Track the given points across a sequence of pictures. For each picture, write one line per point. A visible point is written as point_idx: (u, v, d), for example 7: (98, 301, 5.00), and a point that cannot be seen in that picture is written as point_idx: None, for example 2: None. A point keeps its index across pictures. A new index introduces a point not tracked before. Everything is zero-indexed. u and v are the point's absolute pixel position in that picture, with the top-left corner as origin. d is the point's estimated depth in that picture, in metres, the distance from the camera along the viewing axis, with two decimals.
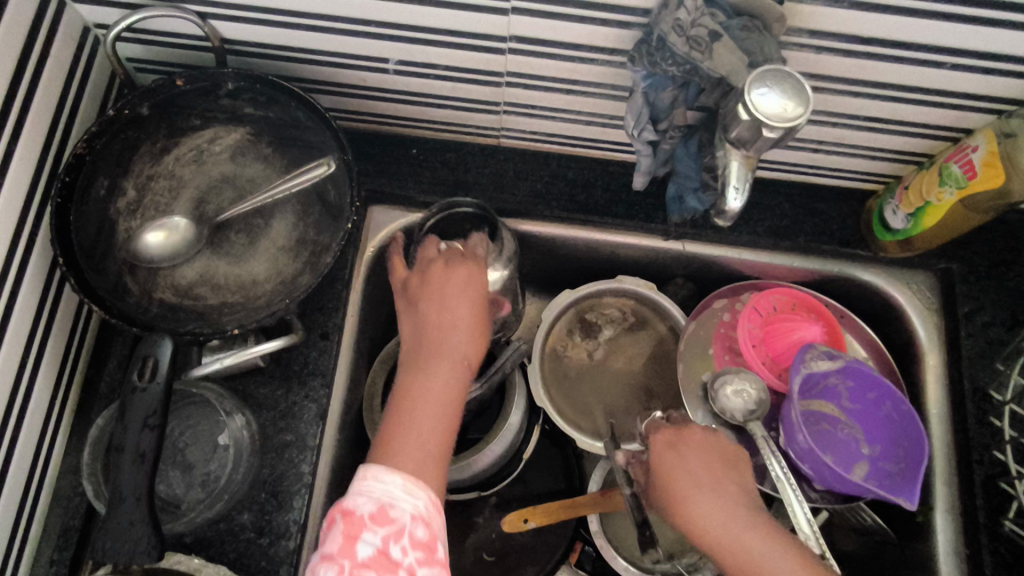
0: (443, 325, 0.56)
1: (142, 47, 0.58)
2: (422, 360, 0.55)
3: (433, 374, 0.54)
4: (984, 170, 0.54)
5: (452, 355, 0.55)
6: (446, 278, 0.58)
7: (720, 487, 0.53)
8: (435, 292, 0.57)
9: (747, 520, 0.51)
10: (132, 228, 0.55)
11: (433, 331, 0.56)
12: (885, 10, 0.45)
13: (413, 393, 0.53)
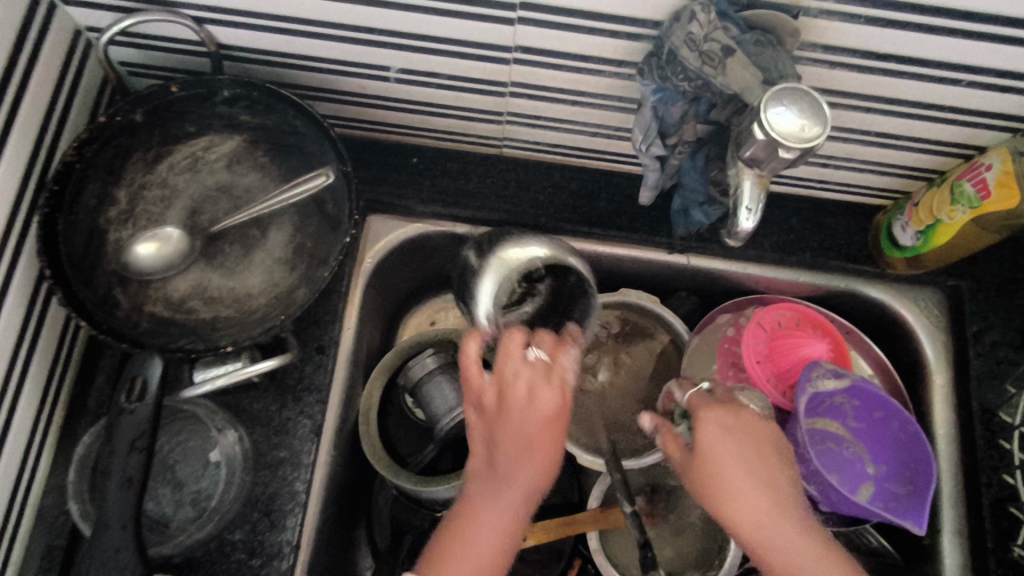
0: (519, 449, 0.52)
1: (136, 51, 0.57)
2: (491, 478, 0.52)
3: (502, 500, 0.52)
4: (998, 190, 0.53)
5: (525, 482, 0.52)
6: (532, 399, 0.52)
7: (767, 482, 0.50)
8: (513, 405, 0.52)
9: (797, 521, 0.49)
10: (123, 239, 0.53)
11: (506, 454, 0.52)
12: (904, 27, 0.43)
13: (477, 516, 0.52)
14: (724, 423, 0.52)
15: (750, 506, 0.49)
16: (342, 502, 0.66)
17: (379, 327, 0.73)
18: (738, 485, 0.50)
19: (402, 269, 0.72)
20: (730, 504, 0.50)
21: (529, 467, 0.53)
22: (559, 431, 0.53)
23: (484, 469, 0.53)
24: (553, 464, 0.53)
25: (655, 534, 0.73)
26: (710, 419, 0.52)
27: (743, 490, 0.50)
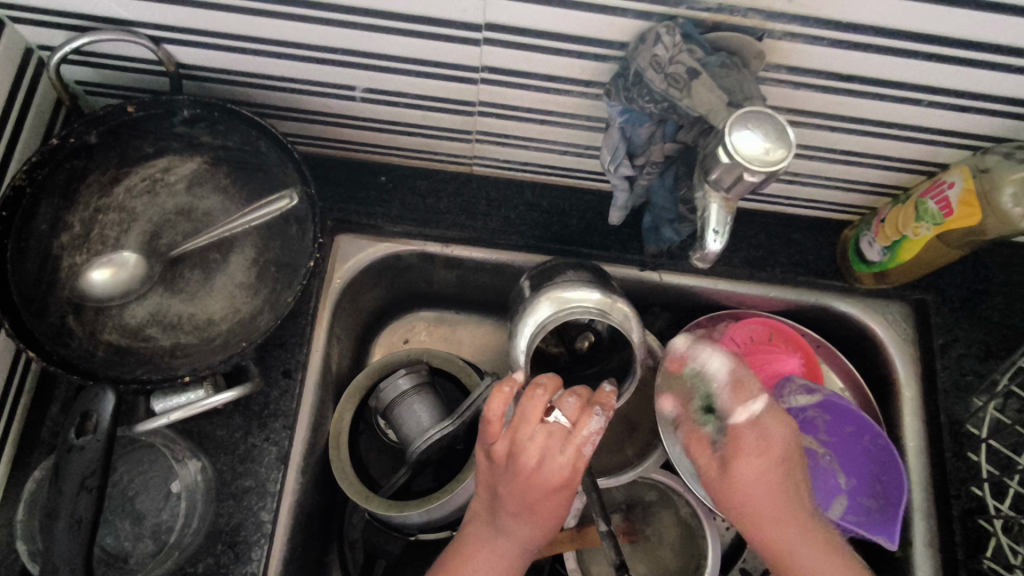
0: (525, 503, 0.51)
1: (91, 70, 0.55)
2: (493, 521, 0.53)
3: (497, 545, 0.52)
4: (960, 209, 0.53)
5: (521, 535, 0.52)
6: (543, 462, 0.50)
7: (786, 482, 0.54)
8: (524, 463, 0.50)
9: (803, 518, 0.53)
10: (77, 264, 0.51)
11: (510, 507, 0.52)
12: (865, 49, 0.44)
13: (473, 554, 0.53)
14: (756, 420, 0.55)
15: (769, 500, 0.53)
16: (313, 530, 0.64)
17: (350, 348, 0.72)
18: (760, 482, 0.53)
19: (373, 289, 0.71)
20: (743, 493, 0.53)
21: (532, 520, 0.51)
22: (565, 498, 0.52)
23: (489, 511, 0.53)
24: (554, 526, 0.53)
25: (631, 551, 0.73)
26: (738, 414, 0.56)
27: (761, 486, 0.53)
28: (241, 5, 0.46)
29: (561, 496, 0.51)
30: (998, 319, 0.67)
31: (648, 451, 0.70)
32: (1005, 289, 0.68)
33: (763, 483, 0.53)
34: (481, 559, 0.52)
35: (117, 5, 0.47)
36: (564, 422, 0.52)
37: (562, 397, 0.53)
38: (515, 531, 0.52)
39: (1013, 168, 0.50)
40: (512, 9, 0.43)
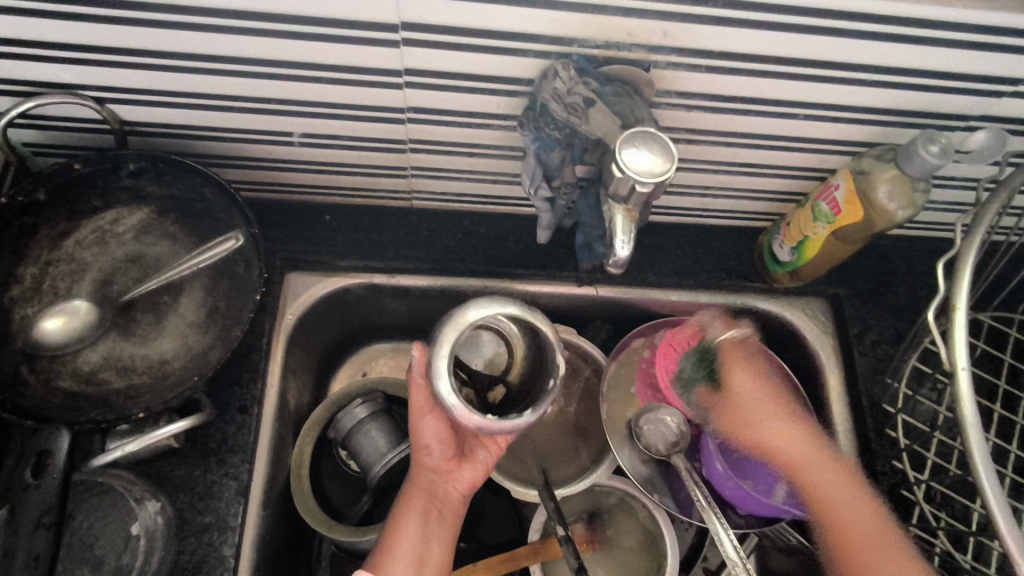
0: (431, 488, 0.60)
1: (38, 134, 0.58)
2: (404, 502, 0.59)
3: (408, 520, 0.57)
4: (846, 207, 0.59)
5: (421, 505, 0.58)
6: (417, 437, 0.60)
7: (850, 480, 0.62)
8: (425, 451, 0.61)
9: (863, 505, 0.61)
10: (29, 315, 0.53)
11: (421, 495, 0.59)
12: (737, 73, 0.50)
13: (392, 533, 0.57)
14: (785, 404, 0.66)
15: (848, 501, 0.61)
16: (278, 564, 0.65)
17: (307, 383, 0.74)
18: (831, 484, 0.61)
19: (325, 324, 0.73)
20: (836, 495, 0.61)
21: (442, 507, 0.59)
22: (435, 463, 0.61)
23: (406, 505, 0.58)
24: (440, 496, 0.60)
25: (592, 558, 0.73)
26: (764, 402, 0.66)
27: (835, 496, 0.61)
28: (180, 65, 0.50)
29: (462, 474, 0.61)
30: (904, 306, 0.74)
31: (603, 456, 0.73)
32: (907, 279, 0.75)
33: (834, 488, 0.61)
34: (397, 533, 0.56)
35: (61, 71, 0.51)
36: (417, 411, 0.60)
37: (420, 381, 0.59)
38: (414, 505, 0.58)
39: (885, 167, 0.57)
40: (426, 54, 0.48)
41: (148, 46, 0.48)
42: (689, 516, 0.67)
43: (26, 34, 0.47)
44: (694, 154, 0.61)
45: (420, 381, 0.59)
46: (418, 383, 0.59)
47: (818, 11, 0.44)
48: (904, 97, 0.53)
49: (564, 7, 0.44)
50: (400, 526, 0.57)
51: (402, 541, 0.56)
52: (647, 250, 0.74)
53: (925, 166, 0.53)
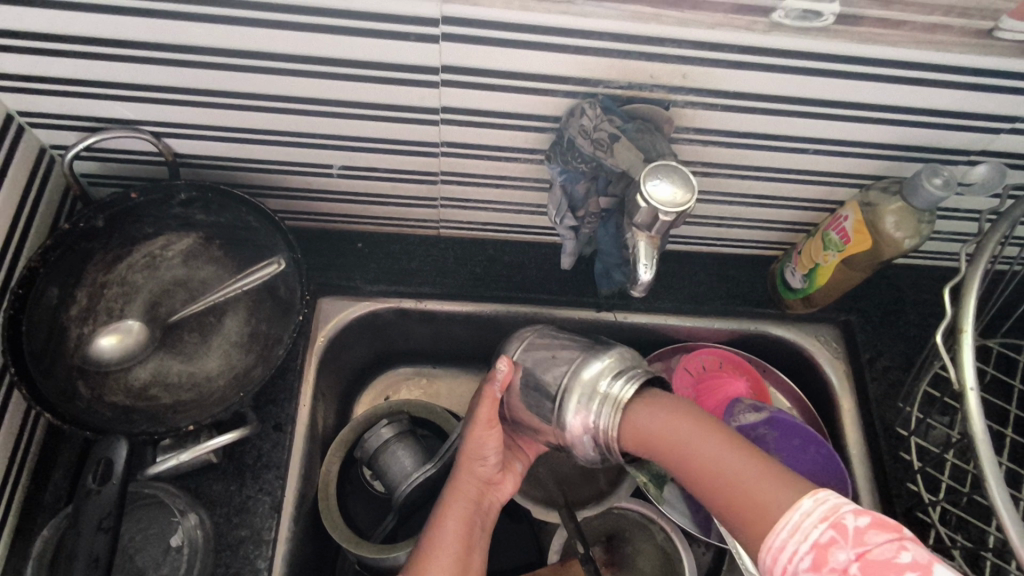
0: (479, 496, 0.59)
1: (96, 165, 0.63)
2: (446, 507, 0.57)
3: (448, 526, 0.56)
4: (855, 236, 0.62)
5: (461, 514, 0.57)
6: (478, 444, 0.58)
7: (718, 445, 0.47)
8: (479, 461, 0.59)
9: (740, 462, 0.46)
10: (84, 334, 0.56)
11: (467, 503, 0.58)
12: (751, 112, 0.54)
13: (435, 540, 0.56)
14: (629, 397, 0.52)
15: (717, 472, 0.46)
16: None
17: (335, 403, 0.76)
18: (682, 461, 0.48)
19: (354, 347, 0.76)
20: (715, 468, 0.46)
21: (483, 516, 0.59)
22: (485, 475, 0.59)
23: (449, 511, 0.57)
24: (481, 506, 0.58)
25: None
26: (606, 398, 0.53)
27: (715, 464, 0.46)
28: (237, 103, 0.54)
29: (502, 486, 0.61)
30: (914, 333, 0.76)
31: (620, 480, 0.74)
32: (916, 306, 0.77)
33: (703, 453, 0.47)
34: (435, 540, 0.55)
35: (125, 108, 0.56)
36: (480, 418, 0.58)
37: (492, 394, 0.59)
38: (455, 512, 0.57)
39: (892, 200, 0.60)
40: (462, 94, 0.53)
41: (207, 86, 0.53)
42: (709, 537, 0.69)
43: (98, 76, 0.52)
44: (710, 186, 0.65)
45: (497, 394, 0.59)
46: (496, 396, 0.59)
47: (826, 56, 0.47)
48: (908, 134, 0.56)
49: (592, 53, 0.48)
50: (442, 534, 0.56)
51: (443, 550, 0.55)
52: (664, 277, 0.77)
53: (930, 198, 0.56)
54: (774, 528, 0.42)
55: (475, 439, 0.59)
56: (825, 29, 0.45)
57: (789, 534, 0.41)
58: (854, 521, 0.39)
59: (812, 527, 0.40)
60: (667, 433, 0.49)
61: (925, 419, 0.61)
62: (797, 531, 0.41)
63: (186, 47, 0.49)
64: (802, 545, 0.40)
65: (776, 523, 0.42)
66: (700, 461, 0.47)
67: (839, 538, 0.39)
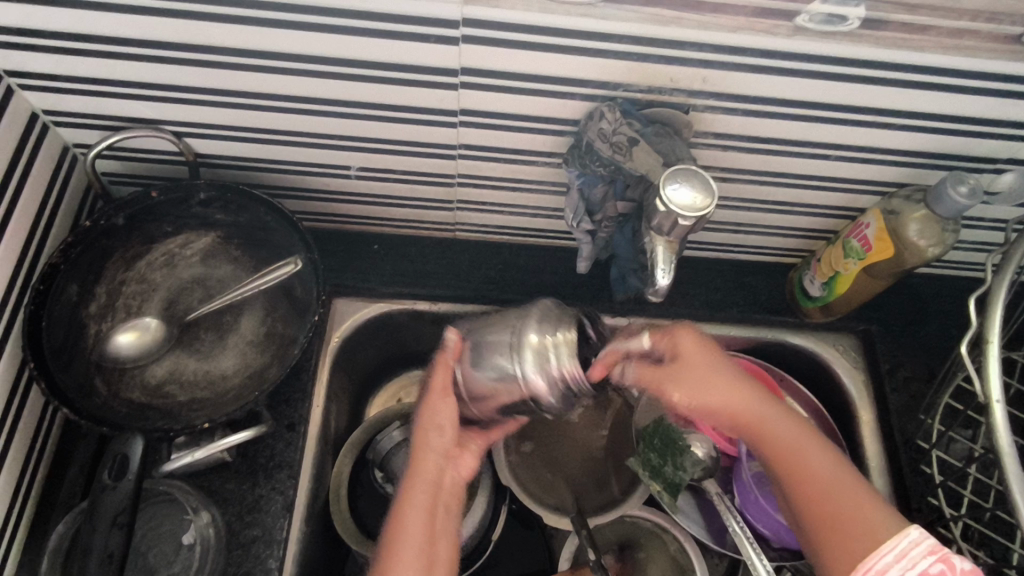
0: (437, 476, 0.55)
1: (118, 163, 0.64)
2: (410, 491, 0.53)
3: (414, 513, 0.52)
4: (877, 244, 0.61)
5: (422, 500, 0.53)
6: (432, 414, 0.56)
7: (822, 457, 0.53)
8: (437, 433, 0.56)
9: (840, 478, 0.52)
10: (103, 330, 0.57)
11: (427, 489, 0.54)
12: (771, 117, 0.53)
13: (400, 526, 0.52)
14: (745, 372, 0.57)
15: (821, 479, 0.52)
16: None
17: (348, 404, 0.76)
18: (789, 454, 0.53)
19: (367, 348, 0.76)
20: (819, 476, 0.52)
21: (445, 497, 0.54)
22: (444, 450, 0.56)
23: (409, 498, 0.53)
24: (439, 488, 0.54)
25: None
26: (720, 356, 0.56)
27: (821, 472, 0.52)
28: (259, 104, 0.55)
29: (461, 463, 0.57)
30: (936, 344, 0.75)
31: (632, 489, 0.72)
32: (938, 317, 0.76)
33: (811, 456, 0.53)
34: (398, 530, 0.51)
35: (147, 108, 0.56)
36: (437, 385, 0.57)
37: (446, 360, 0.56)
38: (416, 499, 0.53)
39: (915, 207, 0.59)
40: (480, 97, 0.53)
41: (227, 86, 0.53)
42: (724, 548, 0.69)
43: (122, 75, 0.52)
44: (729, 191, 0.64)
45: (451, 362, 0.57)
46: (449, 363, 0.56)
47: (849, 61, 0.47)
48: (932, 141, 0.55)
49: (612, 56, 0.47)
50: (404, 526, 0.52)
51: (407, 538, 0.51)
52: (680, 284, 0.77)
53: (955, 207, 0.55)
54: (878, 551, 0.47)
55: (430, 407, 0.56)
56: (849, 33, 0.44)
57: (894, 557, 0.47)
58: (961, 563, 0.45)
59: (921, 558, 0.46)
60: (781, 428, 0.54)
61: (948, 431, 0.60)
62: (903, 557, 0.46)
63: (208, 47, 0.49)
64: (909, 570, 0.46)
65: (881, 547, 0.47)
66: (807, 463, 0.53)
67: (948, 571, 0.45)
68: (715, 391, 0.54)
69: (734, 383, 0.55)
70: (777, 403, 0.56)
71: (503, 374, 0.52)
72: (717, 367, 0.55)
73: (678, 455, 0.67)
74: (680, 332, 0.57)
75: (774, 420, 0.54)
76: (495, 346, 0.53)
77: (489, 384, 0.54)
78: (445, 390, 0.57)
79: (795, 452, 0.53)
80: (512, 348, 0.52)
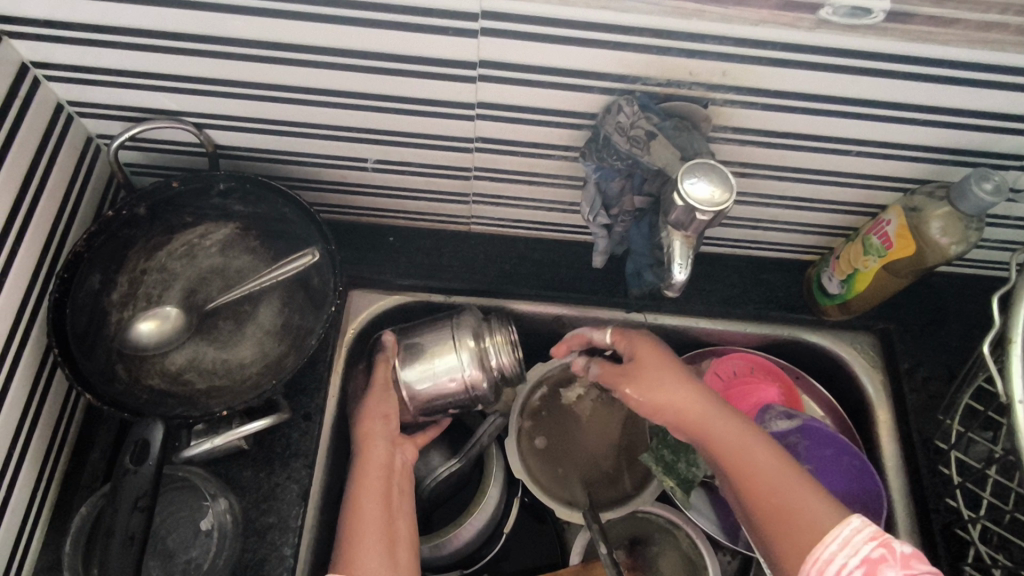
0: (388, 461, 0.61)
1: (139, 154, 0.64)
2: (364, 475, 0.59)
3: (371, 494, 0.58)
4: (898, 241, 0.60)
5: (376, 484, 0.59)
6: (378, 406, 0.63)
7: (752, 447, 0.53)
8: (382, 422, 0.62)
9: (775, 469, 0.52)
10: (125, 318, 0.58)
11: (380, 473, 0.60)
12: (792, 111, 0.52)
13: (359, 505, 0.58)
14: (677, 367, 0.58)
15: (754, 470, 0.52)
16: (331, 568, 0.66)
17: None
18: (722, 447, 0.54)
19: None
20: (754, 468, 0.52)
21: (396, 480, 0.60)
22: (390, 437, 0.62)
23: (364, 481, 0.59)
24: (389, 471, 0.60)
25: None
26: (658, 355, 0.59)
27: (752, 463, 0.52)
28: (279, 95, 0.55)
29: (406, 448, 0.63)
30: (955, 343, 0.74)
31: (645, 483, 0.73)
32: (958, 317, 0.75)
33: (740, 446, 0.53)
34: (356, 508, 0.57)
35: (169, 100, 0.57)
36: (377, 381, 0.64)
37: (384, 359, 0.64)
38: (369, 482, 0.59)
39: (937, 204, 0.58)
40: (498, 89, 0.53)
41: (247, 77, 0.53)
42: (736, 545, 0.69)
43: (144, 67, 0.53)
44: (747, 187, 0.63)
45: (390, 361, 0.64)
46: (389, 361, 0.64)
47: (872, 55, 0.46)
48: (957, 137, 0.54)
49: (631, 49, 0.47)
50: (362, 508, 0.57)
51: (365, 516, 0.57)
52: (696, 280, 0.76)
53: (979, 204, 0.54)
54: (821, 541, 0.47)
55: (374, 399, 0.63)
56: (874, 27, 0.43)
57: (838, 546, 0.46)
58: (902, 547, 0.45)
59: (861, 544, 0.46)
60: (712, 421, 0.55)
61: (967, 432, 0.59)
62: (846, 543, 0.46)
63: (227, 38, 0.49)
64: (853, 558, 0.45)
65: (821, 536, 0.47)
66: (737, 454, 0.53)
67: (889, 555, 0.45)
68: (662, 390, 0.57)
69: (678, 385, 0.57)
70: (707, 397, 0.56)
71: (445, 371, 0.63)
72: (656, 367, 0.58)
73: (693, 452, 0.69)
74: (638, 338, 0.62)
75: (705, 413, 0.55)
76: (431, 349, 0.64)
77: (429, 386, 0.63)
78: (387, 386, 0.63)
79: (728, 447, 0.53)
80: (454, 350, 0.63)
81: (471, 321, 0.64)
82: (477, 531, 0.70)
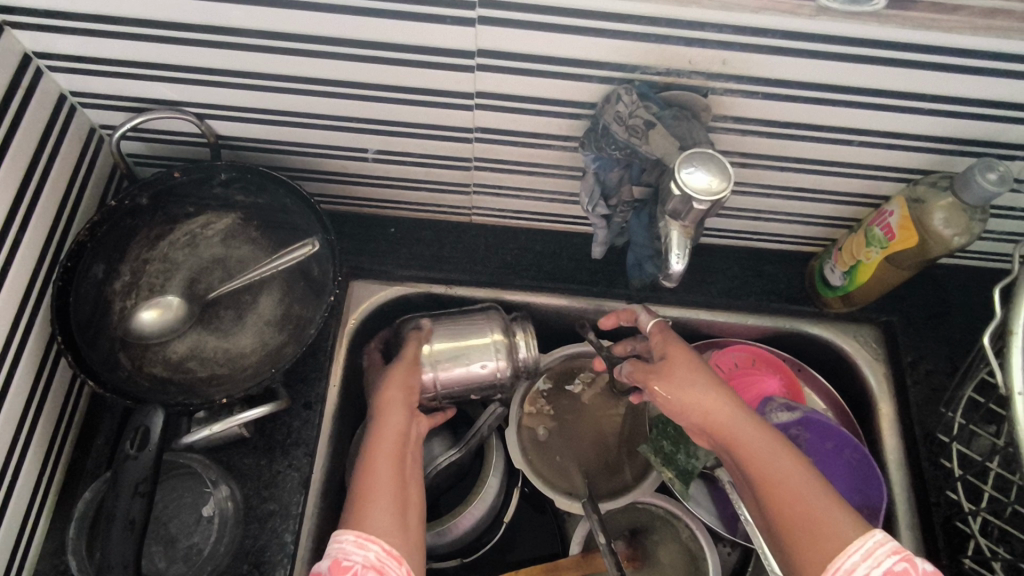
0: (405, 431, 0.59)
1: (142, 145, 0.65)
2: (380, 441, 0.57)
3: (385, 459, 0.56)
4: (901, 233, 0.60)
5: (391, 450, 0.57)
6: (399, 379, 0.63)
7: (779, 454, 0.52)
8: (405, 394, 0.62)
9: (802, 478, 0.51)
10: (127, 308, 0.58)
11: (395, 439, 0.58)
12: (793, 100, 0.52)
13: (373, 469, 0.55)
14: (704, 369, 0.58)
15: (780, 477, 0.51)
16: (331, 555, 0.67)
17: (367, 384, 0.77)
18: (746, 452, 0.53)
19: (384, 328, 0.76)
20: (779, 474, 0.51)
21: (410, 452, 0.59)
22: (408, 409, 0.61)
23: (378, 446, 0.57)
24: (406, 441, 0.59)
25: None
26: (684, 357, 0.59)
27: (778, 469, 0.51)
28: (277, 85, 0.55)
29: (420, 419, 0.62)
30: (958, 336, 0.73)
31: (645, 474, 0.73)
32: (962, 310, 0.74)
33: (766, 453, 0.53)
34: (370, 472, 0.55)
35: (170, 90, 0.57)
36: (402, 360, 0.64)
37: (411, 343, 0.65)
38: (384, 445, 0.57)
39: (941, 196, 0.57)
40: (496, 79, 0.52)
41: (245, 67, 0.53)
42: (734, 535, 0.71)
43: (144, 56, 0.53)
44: (747, 177, 0.63)
45: (418, 344, 0.65)
46: (418, 342, 0.65)
47: (874, 43, 0.46)
48: (961, 127, 0.54)
49: (630, 38, 0.47)
50: (375, 471, 0.55)
51: (378, 480, 0.54)
52: (697, 271, 0.76)
53: (983, 195, 0.53)
54: (843, 551, 0.46)
55: (394, 374, 0.63)
56: (876, 13, 0.43)
57: (861, 557, 0.45)
58: (925, 564, 0.45)
59: (885, 557, 0.45)
60: (736, 425, 0.54)
61: (969, 424, 0.59)
62: (870, 555, 0.46)
63: (225, 27, 0.49)
64: (874, 570, 0.45)
65: (845, 547, 0.46)
66: (762, 460, 0.52)
67: (911, 569, 0.45)
68: (687, 391, 0.57)
69: (705, 387, 0.56)
70: (734, 401, 0.56)
71: (476, 365, 0.66)
72: (679, 369, 0.58)
73: (692, 443, 0.69)
74: (673, 339, 0.62)
75: (730, 417, 0.55)
76: (460, 340, 0.66)
77: (457, 373, 0.65)
78: (413, 363, 0.64)
79: (752, 452, 0.53)
80: (481, 344, 0.66)
81: (492, 318, 0.67)
82: (477, 519, 0.71)
